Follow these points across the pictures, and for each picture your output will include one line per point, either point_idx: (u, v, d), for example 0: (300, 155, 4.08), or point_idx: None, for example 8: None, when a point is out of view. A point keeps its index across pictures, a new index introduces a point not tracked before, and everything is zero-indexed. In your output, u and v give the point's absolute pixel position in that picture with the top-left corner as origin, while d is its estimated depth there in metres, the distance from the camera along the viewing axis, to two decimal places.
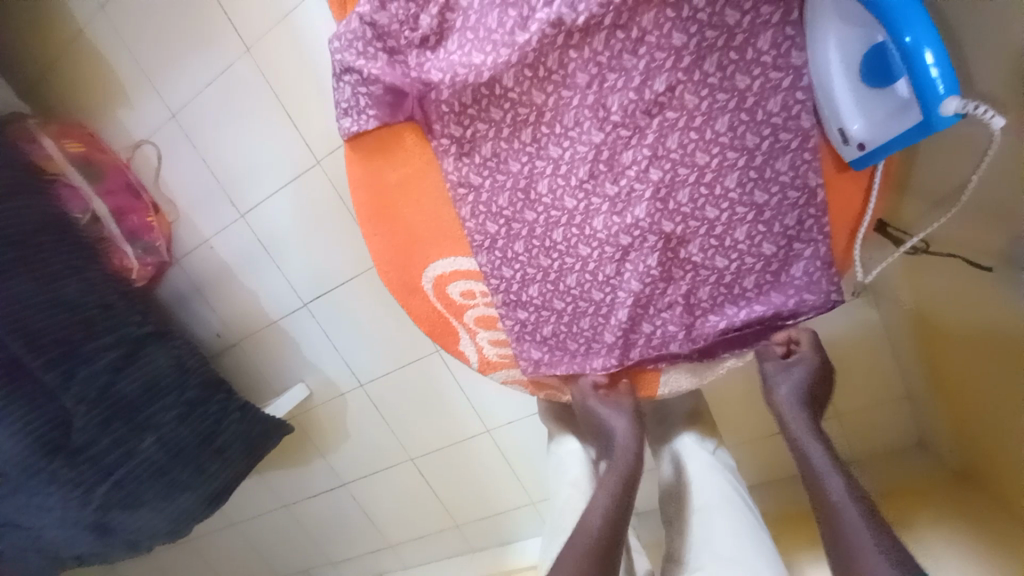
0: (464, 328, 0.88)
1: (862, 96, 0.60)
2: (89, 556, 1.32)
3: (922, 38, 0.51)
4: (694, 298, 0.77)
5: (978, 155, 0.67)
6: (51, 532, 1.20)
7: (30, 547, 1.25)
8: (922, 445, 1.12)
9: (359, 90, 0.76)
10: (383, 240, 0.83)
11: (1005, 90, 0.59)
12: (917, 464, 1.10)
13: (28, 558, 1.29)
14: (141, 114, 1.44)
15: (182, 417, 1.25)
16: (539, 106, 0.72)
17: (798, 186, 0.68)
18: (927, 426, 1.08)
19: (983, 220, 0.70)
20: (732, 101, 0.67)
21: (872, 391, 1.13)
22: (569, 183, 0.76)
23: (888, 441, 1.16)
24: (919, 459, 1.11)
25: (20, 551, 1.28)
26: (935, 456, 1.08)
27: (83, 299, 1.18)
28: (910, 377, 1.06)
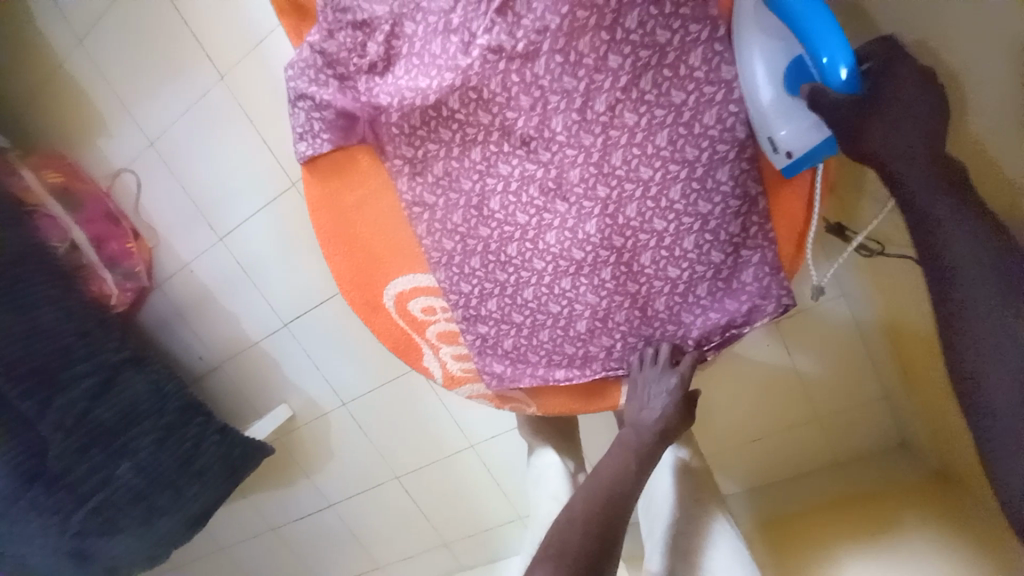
0: (427, 344, 0.89)
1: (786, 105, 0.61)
2: None
3: (837, 57, 0.53)
4: (651, 308, 0.78)
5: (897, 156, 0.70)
6: (31, 560, 1.20)
7: None
8: (903, 447, 1.09)
9: (313, 115, 0.78)
10: (343, 259, 0.85)
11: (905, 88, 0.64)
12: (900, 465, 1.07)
13: None
14: (119, 143, 1.47)
15: (160, 443, 1.24)
16: (486, 125, 0.74)
17: (739, 196, 0.70)
18: (908, 429, 1.05)
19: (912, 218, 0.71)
20: (670, 116, 0.68)
21: (850, 395, 1.10)
22: (521, 200, 0.77)
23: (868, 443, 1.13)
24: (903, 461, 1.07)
25: None
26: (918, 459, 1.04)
27: (59, 327, 1.16)
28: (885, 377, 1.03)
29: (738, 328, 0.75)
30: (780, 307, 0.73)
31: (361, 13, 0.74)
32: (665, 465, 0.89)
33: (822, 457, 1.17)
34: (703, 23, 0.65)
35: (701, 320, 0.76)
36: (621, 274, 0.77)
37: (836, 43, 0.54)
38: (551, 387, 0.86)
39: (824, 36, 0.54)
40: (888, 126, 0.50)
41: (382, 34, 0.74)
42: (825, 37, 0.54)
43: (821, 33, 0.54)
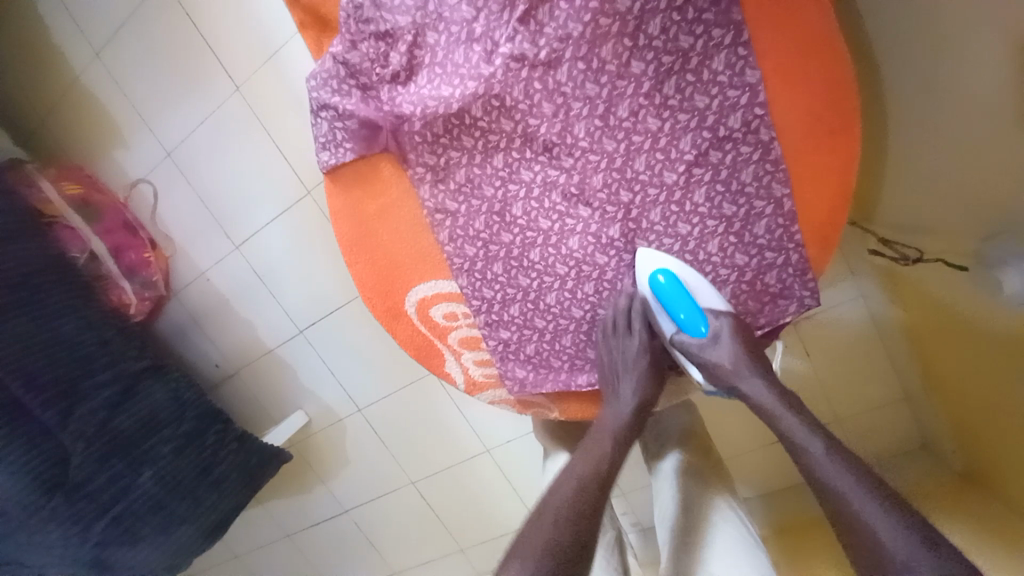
0: (449, 350, 0.89)
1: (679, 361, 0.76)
2: None
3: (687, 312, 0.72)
4: None
5: (919, 162, 0.78)
6: (55, 569, 1.20)
7: None
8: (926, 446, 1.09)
9: (336, 125, 0.79)
10: (366, 267, 0.86)
11: (913, 91, 0.74)
12: (926, 467, 1.08)
13: None
14: (137, 154, 1.49)
15: (179, 450, 1.25)
16: (508, 132, 0.75)
17: (764, 197, 0.70)
18: (932, 429, 1.04)
19: (943, 229, 0.77)
20: (694, 121, 0.69)
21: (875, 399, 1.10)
22: (543, 206, 0.78)
23: (894, 443, 1.13)
24: (931, 462, 1.07)
25: None
26: (942, 459, 1.04)
27: (79, 337, 1.17)
28: (908, 378, 1.03)
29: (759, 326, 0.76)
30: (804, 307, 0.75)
31: (384, 24, 0.74)
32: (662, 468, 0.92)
33: None
34: (727, 27, 0.65)
35: None
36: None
37: (685, 301, 0.72)
38: (572, 393, 0.87)
39: (676, 302, 0.72)
40: (737, 371, 0.68)
41: (404, 44, 0.74)
42: (675, 298, 0.72)
43: (673, 291, 0.72)
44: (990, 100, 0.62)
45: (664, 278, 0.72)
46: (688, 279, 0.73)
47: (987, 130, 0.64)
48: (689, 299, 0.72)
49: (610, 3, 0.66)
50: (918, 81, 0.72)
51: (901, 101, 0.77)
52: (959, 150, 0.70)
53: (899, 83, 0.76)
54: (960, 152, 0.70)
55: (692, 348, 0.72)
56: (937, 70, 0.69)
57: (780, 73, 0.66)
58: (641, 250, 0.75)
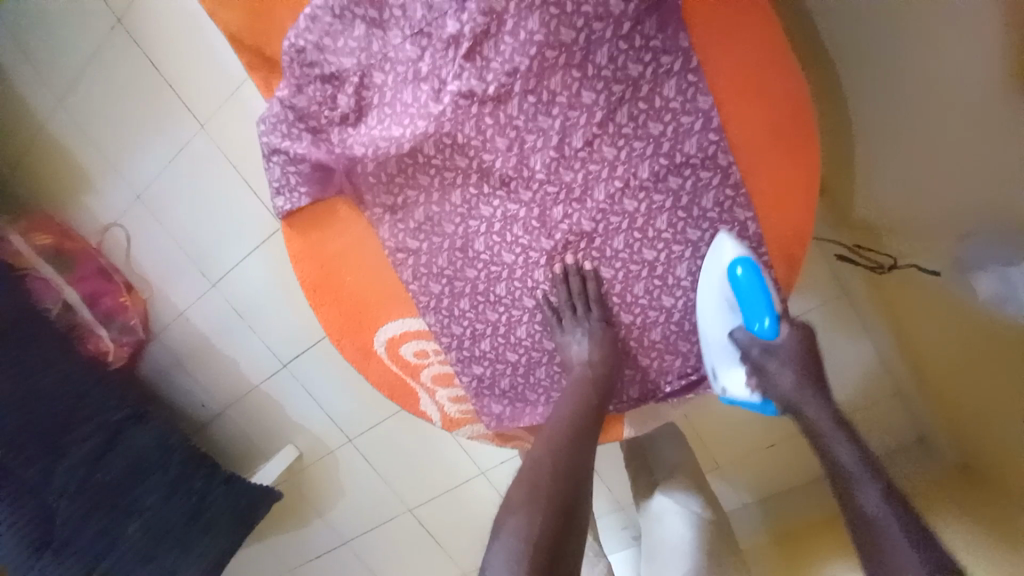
0: (423, 388, 0.87)
1: (718, 361, 0.75)
2: None
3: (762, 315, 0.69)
4: (648, 339, 0.78)
5: (891, 143, 0.75)
6: None
7: None
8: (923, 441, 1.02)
9: (288, 169, 0.77)
10: (331, 309, 0.84)
11: (877, 74, 0.72)
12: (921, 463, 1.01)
13: None
14: (106, 198, 1.47)
15: (167, 497, 1.24)
16: (463, 169, 0.73)
17: (727, 221, 0.71)
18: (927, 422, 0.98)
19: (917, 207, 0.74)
20: (650, 148, 0.69)
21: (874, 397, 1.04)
22: (505, 239, 0.76)
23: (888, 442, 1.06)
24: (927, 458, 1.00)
25: None
26: (939, 455, 0.98)
27: (58, 392, 1.15)
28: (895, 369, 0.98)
29: None
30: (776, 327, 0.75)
31: (328, 66, 0.72)
32: (654, 508, 0.99)
33: None
34: (674, 54, 0.65)
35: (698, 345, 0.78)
36: (614, 307, 0.77)
37: (764, 302, 0.69)
38: None
39: (749, 297, 0.69)
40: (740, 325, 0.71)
41: (352, 86, 0.72)
42: (752, 297, 0.69)
43: (752, 285, 0.69)
44: (952, 66, 0.59)
45: (743, 271, 0.68)
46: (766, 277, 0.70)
47: (955, 97, 0.61)
48: (767, 302, 0.69)
49: (555, 35, 0.64)
50: (881, 62, 0.70)
51: (868, 84, 0.75)
52: (925, 148, 0.70)
53: (861, 91, 0.76)
54: (930, 124, 0.67)
55: (751, 348, 0.70)
56: (899, 49, 0.67)
57: (734, 96, 0.66)
58: (724, 234, 0.70)
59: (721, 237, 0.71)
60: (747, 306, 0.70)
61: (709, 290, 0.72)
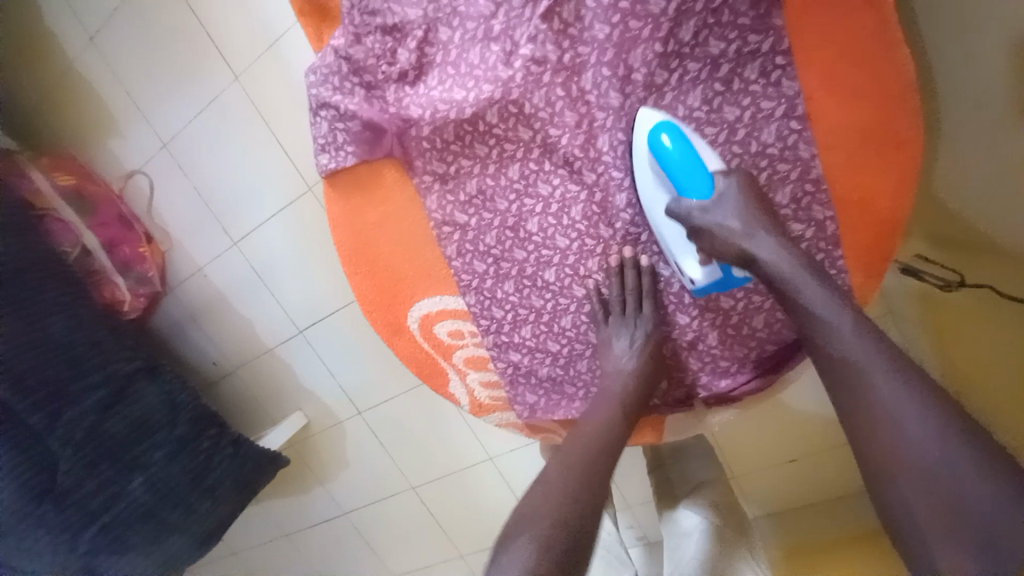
0: (453, 370, 0.83)
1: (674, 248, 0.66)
2: None
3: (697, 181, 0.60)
4: (702, 343, 0.73)
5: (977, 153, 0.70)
6: None
7: None
8: None
9: (337, 126, 0.72)
10: (366, 278, 0.80)
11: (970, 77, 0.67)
12: None
13: None
14: (131, 144, 1.43)
15: (173, 455, 1.22)
16: (526, 141, 0.68)
17: (802, 220, 0.63)
18: None
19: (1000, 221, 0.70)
20: (722, 135, 0.62)
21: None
22: (561, 222, 0.71)
23: None
24: None
25: None
26: None
27: (70, 337, 1.12)
28: None
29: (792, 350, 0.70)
30: None
31: (391, 17, 0.67)
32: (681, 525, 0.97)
33: (842, 484, 1.12)
34: (764, 34, 0.58)
35: (755, 353, 0.72)
36: (670, 305, 0.73)
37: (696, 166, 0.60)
38: None
39: (679, 168, 0.61)
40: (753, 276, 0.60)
41: (414, 40, 0.67)
42: (686, 164, 0.60)
43: (680, 152, 0.60)
44: None
45: (669, 140, 0.60)
46: (697, 141, 0.61)
47: None
48: (697, 163, 0.60)
49: (641, 4, 0.59)
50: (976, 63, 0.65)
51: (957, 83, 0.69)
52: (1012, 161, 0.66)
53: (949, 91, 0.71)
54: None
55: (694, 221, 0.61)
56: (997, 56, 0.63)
57: (824, 87, 0.59)
58: (641, 108, 0.62)
59: (640, 111, 0.63)
60: (681, 180, 0.61)
61: (639, 173, 0.65)
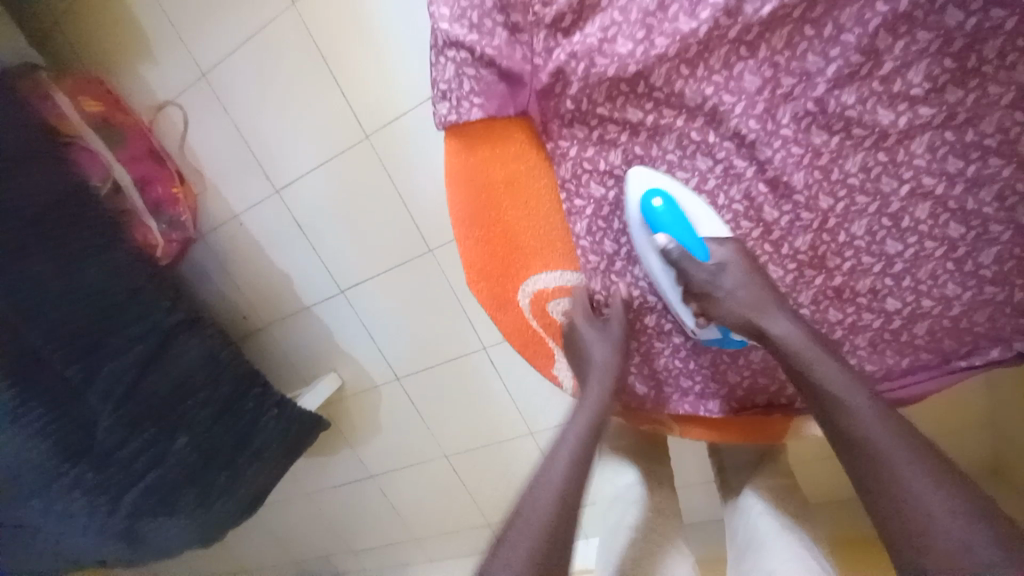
0: (561, 350, 0.78)
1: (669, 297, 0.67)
2: (114, 560, 1.22)
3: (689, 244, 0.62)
4: (850, 343, 0.66)
5: None
6: (73, 539, 1.11)
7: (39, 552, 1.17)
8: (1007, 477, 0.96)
9: (465, 70, 0.63)
10: (480, 242, 0.72)
11: None
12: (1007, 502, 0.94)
13: (40, 560, 1.20)
14: (167, 71, 1.28)
15: (217, 417, 1.16)
16: (691, 108, 0.61)
17: (1003, 221, 0.57)
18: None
19: None
20: (937, 118, 0.56)
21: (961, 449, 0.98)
22: (715, 202, 0.64)
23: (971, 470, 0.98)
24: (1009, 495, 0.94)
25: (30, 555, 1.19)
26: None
27: (107, 284, 1.06)
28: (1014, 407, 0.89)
29: (957, 359, 0.64)
30: (1011, 353, 0.62)
31: None
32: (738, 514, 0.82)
33: None
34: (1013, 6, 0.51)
35: (907, 360, 0.65)
36: None
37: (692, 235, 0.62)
38: (700, 416, 0.77)
39: (676, 226, 0.62)
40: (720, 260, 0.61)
41: None
42: (679, 225, 0.62)
43: (673, 218, 0.62)
44: None
45: (661, 203, 0.62)
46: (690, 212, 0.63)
47: None
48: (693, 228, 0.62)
49: None
50: None
51: None
52: None
53: None
54: None
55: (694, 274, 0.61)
56: None
57: None
58: (636, 168, 0.64)
59: (632, 171, 0.64)
60: (684, 238, 0.62)
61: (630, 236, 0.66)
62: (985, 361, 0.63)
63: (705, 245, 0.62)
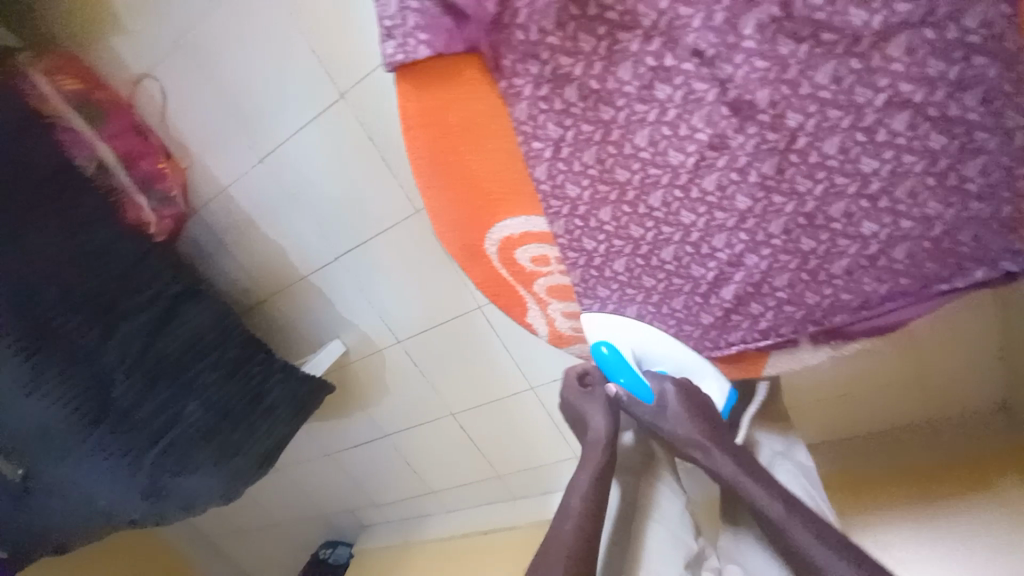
0: (532, 298, 0.81)
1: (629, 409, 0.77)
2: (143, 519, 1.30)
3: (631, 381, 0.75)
4: (825, 272, 0.64)
5: None
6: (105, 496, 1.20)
7: (76, 513, 1.26)
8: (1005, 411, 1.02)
9: (407, 4, 0.60)
10: (444, 192, 0.72)
11: None
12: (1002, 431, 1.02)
13: (78, 523, 1.30)
14: (137, 40, 1.25)
15: (226, 378, 1.22)
16: (645, 27, 0.56)
17: (990, 127, 0.53)
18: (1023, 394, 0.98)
19: None
20: (917, 14, 0.50)
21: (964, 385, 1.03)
22: (678, 133, 0.61)
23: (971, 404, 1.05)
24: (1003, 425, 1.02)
25: (69, 519, 1.29)
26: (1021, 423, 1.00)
27: (111, 250, 1.12)
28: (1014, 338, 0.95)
29: (935, 283, 0.62)
30: (994, 271, 0.59)
31: None
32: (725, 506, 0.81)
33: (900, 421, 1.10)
34: None
35: (886, 287, 0.63)
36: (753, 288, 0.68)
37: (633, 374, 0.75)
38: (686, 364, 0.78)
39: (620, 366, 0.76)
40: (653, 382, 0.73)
41: None
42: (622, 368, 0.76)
43: (615, 360, 0.76)
44: None
45: (606, 349, 0.75)
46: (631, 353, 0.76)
47: None
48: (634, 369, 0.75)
49: None
50: None
51: None
52: None
53: None
54: None
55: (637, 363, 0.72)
56: None
57: None
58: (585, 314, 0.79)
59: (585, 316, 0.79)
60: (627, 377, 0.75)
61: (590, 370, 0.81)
62: (964, 283, 0.61)
63: (649, 388, 0.74)
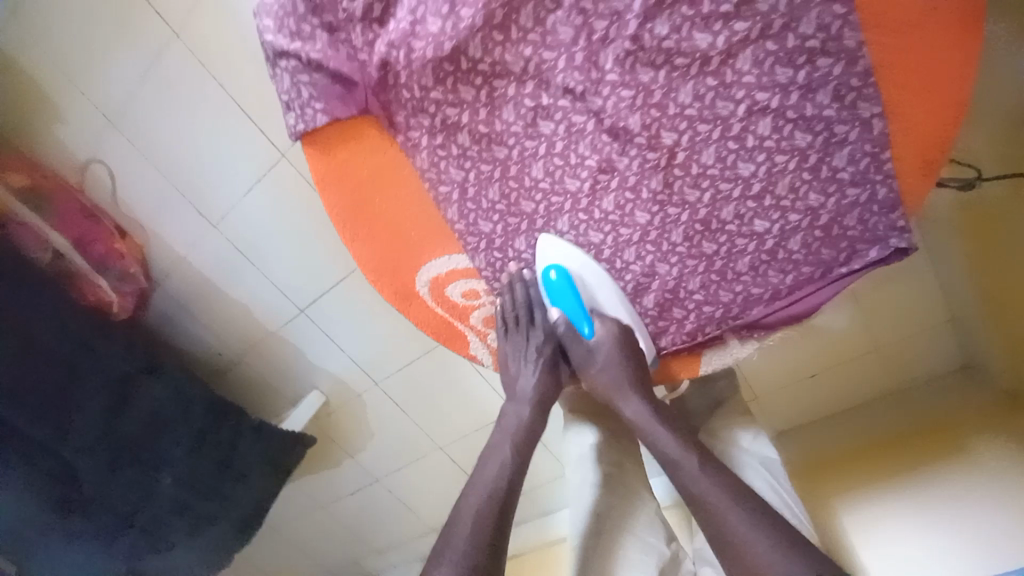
0: (472, 331, 0.82)
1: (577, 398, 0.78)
2: None
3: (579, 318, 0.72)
4: (732, 270, 0.67)
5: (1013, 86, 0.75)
6: None
7: None
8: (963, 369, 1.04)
9: (301, 78, 0.64)
10: (367, 243, 0.74)
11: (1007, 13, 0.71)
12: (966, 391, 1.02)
13: None
14: (78, 129, 1.29)
15: (193, 450, 1.21)
16: (518, 73, 0.61)
17: (847, 120, 0.57)
18: (976, 352, 0.99)
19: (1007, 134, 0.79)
20: (753, 32, 0.55)
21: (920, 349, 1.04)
22: (569, 162, 0.64)
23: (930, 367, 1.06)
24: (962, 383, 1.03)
25: None
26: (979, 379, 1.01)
27: (58, 342, 1.06)
28: (954, 297, 0.96)
29: (838, 267, 0.64)
30: (890, 250, 0.61)
31: None
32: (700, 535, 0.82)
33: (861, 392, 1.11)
34: None
35: (792, 277, 0.66)
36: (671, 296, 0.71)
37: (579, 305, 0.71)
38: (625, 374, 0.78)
39: (566, 297, 0.71)
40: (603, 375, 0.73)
41: None
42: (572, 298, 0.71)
43: (563, 288, 0.70)
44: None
45: (556, 274, 0.70)
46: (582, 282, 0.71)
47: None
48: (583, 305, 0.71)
49: None
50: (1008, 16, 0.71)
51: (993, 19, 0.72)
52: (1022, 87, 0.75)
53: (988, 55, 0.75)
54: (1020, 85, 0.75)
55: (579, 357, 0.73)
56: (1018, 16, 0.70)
57: None
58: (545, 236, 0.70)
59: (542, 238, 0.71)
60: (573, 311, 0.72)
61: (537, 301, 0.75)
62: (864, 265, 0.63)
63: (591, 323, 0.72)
